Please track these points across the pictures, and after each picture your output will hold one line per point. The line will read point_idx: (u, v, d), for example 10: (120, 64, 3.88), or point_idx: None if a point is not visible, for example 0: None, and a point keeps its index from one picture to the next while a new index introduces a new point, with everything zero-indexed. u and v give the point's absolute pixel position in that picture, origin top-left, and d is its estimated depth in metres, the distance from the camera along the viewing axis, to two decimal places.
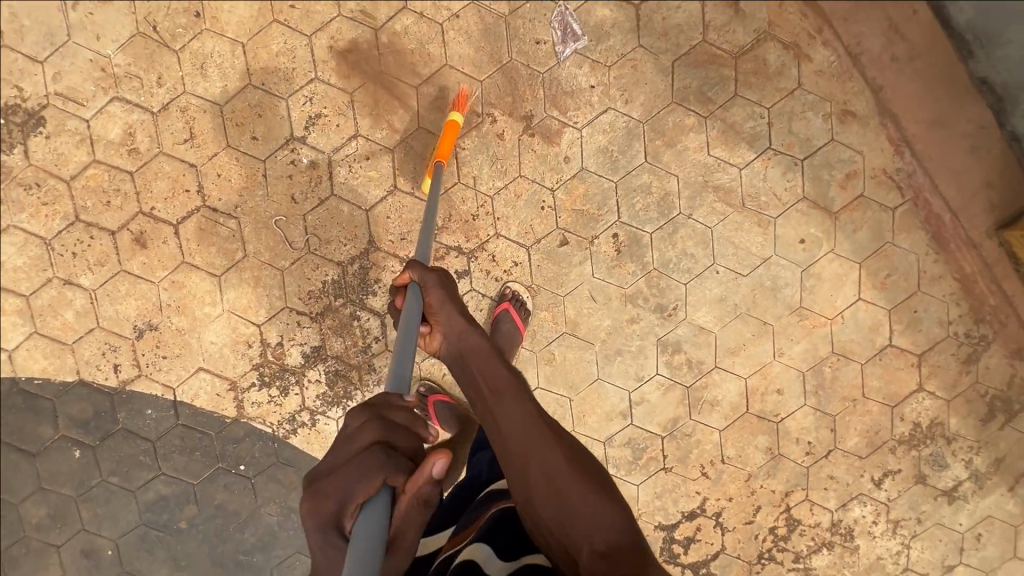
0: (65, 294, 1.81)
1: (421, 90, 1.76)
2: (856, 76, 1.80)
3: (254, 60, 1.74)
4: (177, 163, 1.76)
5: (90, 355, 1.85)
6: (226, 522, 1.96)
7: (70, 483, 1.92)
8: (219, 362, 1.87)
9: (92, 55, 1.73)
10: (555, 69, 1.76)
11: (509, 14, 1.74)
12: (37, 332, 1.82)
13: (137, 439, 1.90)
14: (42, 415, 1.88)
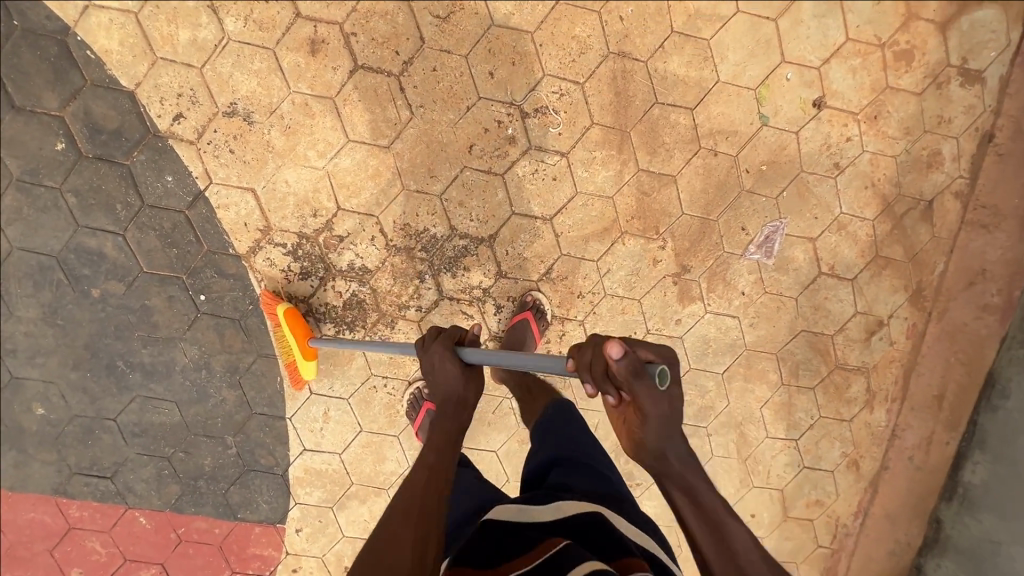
0: (201, 16, 1.53)
1: (639, 173, 1.73)
2: (883, 448, 2.07)
3: (553, 22, 1.61)
4: (412, 25, 1.58)
5: (164, 84, 1.56)
6: (138, 324, 1.71)
7: (20, 161, 1.58)
8: (273, 201, 1.65)
9: None
10: (733, 258, 1.83)
11: (747, 191, 1.78)
12: (136, 17, 1.52)
13: (128, 189, 1.62)
14: (60, 82, 1.54)
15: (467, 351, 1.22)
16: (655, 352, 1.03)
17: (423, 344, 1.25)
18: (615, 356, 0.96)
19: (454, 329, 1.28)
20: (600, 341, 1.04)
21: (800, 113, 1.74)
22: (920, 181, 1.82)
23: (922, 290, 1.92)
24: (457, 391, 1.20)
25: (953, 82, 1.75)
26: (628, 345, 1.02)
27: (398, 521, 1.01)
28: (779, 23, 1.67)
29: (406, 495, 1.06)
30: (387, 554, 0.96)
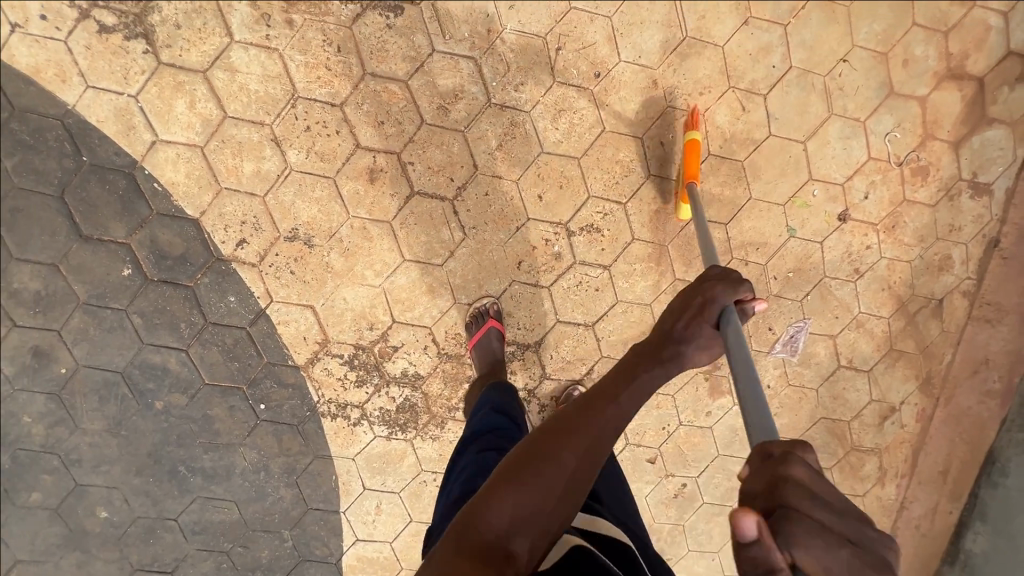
0: (264, 150, 1.59)
1: (675, 282, 1.84)
2: (893, 518, 2.22)
3: (599, 149, 1.70)
4: (466, 153, 1.65)
5: (228, 212, 1.62)
6: (200, 431, 1.78)
7: (87, 286, 1.63)
8: (331, 317, 1.73)
9: (491, 12, 1.57)
10: (760, 354, 1.95)
11: (775, 295, 1.90)
12: (202, 150, 1.57)
13: (192, 309, 1.68)
14: (127, 213, 1.59)
15: (732, 315, 0.95)
16: (841, 566, 0.61)
17: (697, 285, 0.99)
18: (739, 534, 0.62)
19: (732, 276, 0.98)
20: (778, 481, 0.66)
21: (824, 225, 1.86)
22: (931, 283, 1.96)
23: (930, 378, 2.07)
24: (689, 355, 0.95)
25: (964, 194, 1.89)
26: (786, 536, 0.61)
27: (559, 442, 0.84)
28: (807, 145, 1.78)
29: (551, 439, 0.85)
30: (540, 468, 0.82)
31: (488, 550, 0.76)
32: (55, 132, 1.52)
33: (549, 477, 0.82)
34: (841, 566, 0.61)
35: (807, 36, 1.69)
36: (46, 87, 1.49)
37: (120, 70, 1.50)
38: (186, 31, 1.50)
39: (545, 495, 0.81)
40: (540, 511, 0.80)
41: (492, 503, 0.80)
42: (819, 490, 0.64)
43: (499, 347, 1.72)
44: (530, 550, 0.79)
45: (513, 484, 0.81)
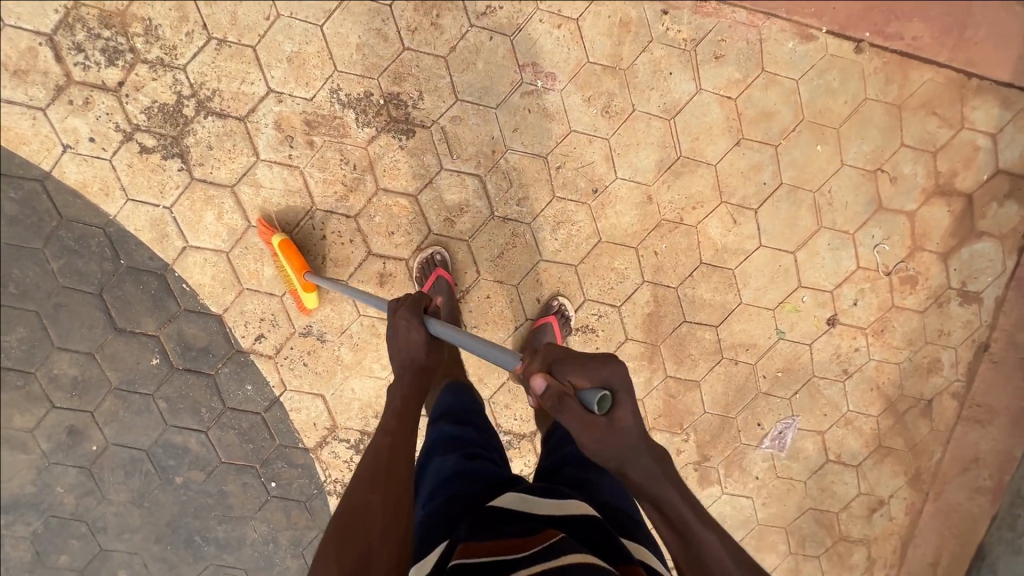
0: (284, 255, 1.72)
1: (666, 378, 1.93)
2: None
3: (596, 257, 1.80)
4: (469, 261, 1.77)
5: (249, 310, 1.76)
6: (215, 504, 1.91)
7: (119, 374, 1.78)
8: (339, 405, 1.85)
9: (496, 135, 1.69)
10: (749, 448, 2.02)
11: (763, 392, 1.97)
12: (227, 255, 1.71)
13: (212, 395, 1.82)
14: (157, 310, 1.74)
15: (430, 323, 1.20)
16: (592, 371, 0.94)
17: (392, 312, 1.21)
18: (536, 391, 0.96)
19: (418, 296, 1.24)
20: (547, 357, 0.99)
21: (813, 328, 1.93)
22: (920, 384, 2.01)
23: (921, 474, 2.10)
24: (418, 359, 1.19)
25: (953, 301, 1.94)
26: (561, 373, 0.95)
27: (365, 489, 1.01)
28: (797, 255, 1.86)
29: (354, 500, 1.01)
30: (353, 530, 0.96)
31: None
32: (97, 240, 1.67)
33: (353, 546, 0.94)
34: (602, 379, 0.93)
35: (797, 156, 1.77)
36: (91, 200, 1.65)
37: (158, 185, 1.65)
38: (217, 151, 1.64)
39: (368, 540, 0.94)
40: (365, 570, 0.91)
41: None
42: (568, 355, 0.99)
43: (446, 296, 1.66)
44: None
45: (333, 550, 0.95)
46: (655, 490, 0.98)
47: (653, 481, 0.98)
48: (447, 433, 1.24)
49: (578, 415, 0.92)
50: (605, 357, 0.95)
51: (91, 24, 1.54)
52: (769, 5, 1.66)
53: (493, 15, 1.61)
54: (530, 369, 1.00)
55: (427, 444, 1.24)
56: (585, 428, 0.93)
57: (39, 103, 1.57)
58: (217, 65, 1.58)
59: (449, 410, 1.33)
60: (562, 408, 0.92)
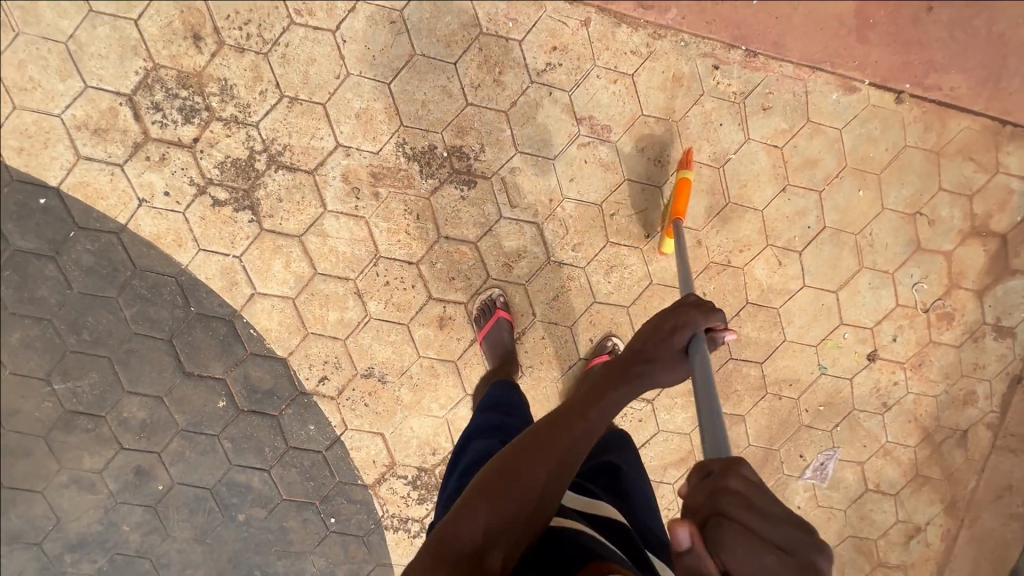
0: (348, 301, 1.78)
1: None
2: None
3: (647, 298, 1.86)
4: (526, 304, 1.83)
5: (313, 353, 1.81)
6: (275, 540, 1.95)
7: (186, 415, 1.83)
8: (398, 443, 1.91)
9: (554, 184, 1.75)
10: (792, 478, 2.08)
11: (806, 425, 2.03)
12: (293, 301, 1.77)
13: (276, 435, 1.87)
14: (225, 354, 1.79)
15: (700, 342, 1.06)
16: (764, 569, 0.70)
17: (671, 311, 1.10)
18: (675, 543, 0.72)
19: (706, 307, 1.08)
20: (717, 500, 0.75)
21: (854, 363, 1.99)
22: (956, 415, 2.08)
23: (956, 502, 2.16)
24: (662, 381, 1.07)
25: (988, 336, 2.01)
26: (720, 542, 0.71)
27: (533, 457, 0.96)
28: (839, 294, 1.92)
29: (526, 451, 0.97)
30: (511, 482, 0.94)
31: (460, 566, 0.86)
32: (169, 288, 1.73)
33: (504, 506, 0.92)
34: (772, 571, 0.70)
35: (840, 200, 1.85)
36: (165, 251, 1.70)
37: (229, 235, 1.71)
38: (286, 203, 1.70)
39: (518, 506, 0.92)
40: (508, 526, 0.91)
41: (461, 523, 0.91)
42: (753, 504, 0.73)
43: (507, 333, 1.76)
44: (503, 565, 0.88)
45: (493, 491, 0.93)
46: None
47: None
48: (493, 424, 1.36)
49: None
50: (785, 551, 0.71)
51: (169, 84, 1.60)
52: (815, 59, 1.74)
53: (553, 71, 1.68)
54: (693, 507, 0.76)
55: (471, 428, 1.38)
56: None
57: (118, 159, 1.63)
58: (289, 122, 1.65)
59: (499, 403, 1.44)
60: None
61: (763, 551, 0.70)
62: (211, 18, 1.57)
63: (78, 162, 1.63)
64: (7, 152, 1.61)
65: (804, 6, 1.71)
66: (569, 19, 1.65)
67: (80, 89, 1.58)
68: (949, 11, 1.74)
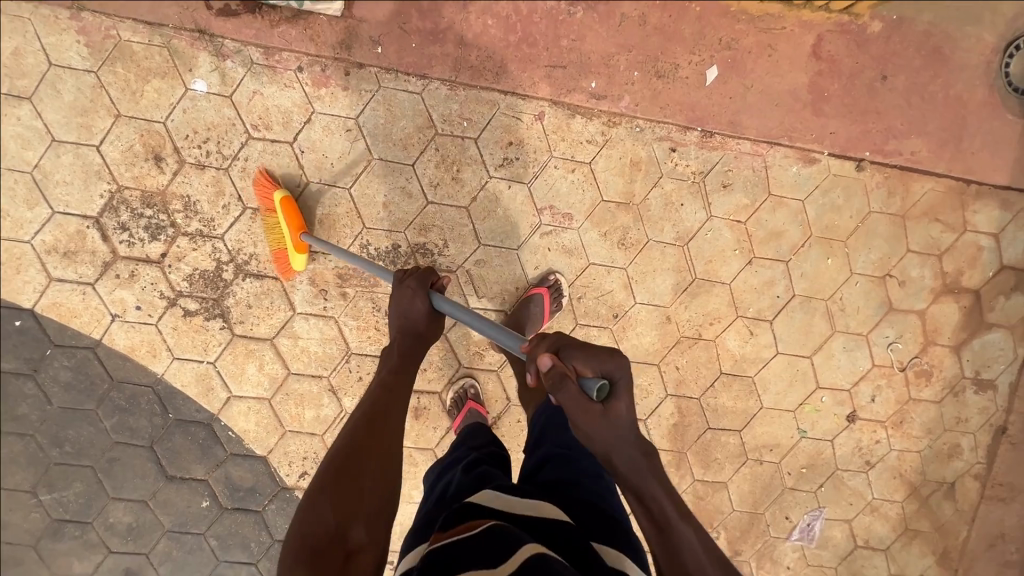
0: (323, 398, 1.80)
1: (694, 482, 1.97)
2: None
3: None
4: (500, 389, 1.84)
5: (292, 450, 1.83)
6: None
7: (171, 516, 1.85)
8: None
9: (520, 273, 1.76)
10: (779, 540, 2.06)
11: (790, 487, 2.02)
12: (269, 401, 1.79)
13: (260, 530, 1.88)
14: (206, 456, 1.82)
15: (443, 302, 1.26)
16: (600, 360, 1.02)
17: (397, 283, 1.29)
18: (543, 366, 1.02)
19: (425, 272, 1.29)
20: (554, 342, 1.06)
21: (834, 425, 1.99)
22: (942, 468, 2.06)
23: (949, 553, 2.12)
24: (419, 328, 1.26)
25: (968, 390, 2.00)
26: (565, 357, 1.04)
27: (369, 443, 1.05)
28: (814, 358, 1.92)
29: (355, 453, 1.03)
30: (358, 470, 1.01)
31: (327, 551, 0.92)
32: (146, 397, 1.76)
33: (347, 499, 0.97)
34: (603, 362, 1.02)
35: (807, 269, 1.84)
36: (140, 362, 1.73)
37: (201, 342, 1.74)
38: (256, 309, 1.73)
39: (363, 488, 1.00)
40: (360, 502, 0.98)
41: (320, 516, 0.95)
42: (587, 346, 1.04)
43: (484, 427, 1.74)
44: (370, 535, 0.95)
45: (337, 485, 0.98)
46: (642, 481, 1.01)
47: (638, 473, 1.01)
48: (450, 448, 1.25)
49: (578, 394, 0.99)
50: (613, 352, 1.02)
51: (134, 205, 1.63)
52: (772, 134, 1.74)
53: (510, 166, 1.69)
54: (545, 362, 1.01)
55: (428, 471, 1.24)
56: (581, 406, 0.99)
57: (88, 279, 1.67)
58: (253, 232, 1.68)
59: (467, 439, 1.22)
60: (564, 389, 0.99)
61: (591, 355, 1.02)
62: (170, 139, 1.60)
63: (50, 284, 1.66)
64: None
65: (758, 84, 1.70)
66: (523, 114, 1.67)
67: (48, 216, 1.62)
68: (904, 78, 1.73)
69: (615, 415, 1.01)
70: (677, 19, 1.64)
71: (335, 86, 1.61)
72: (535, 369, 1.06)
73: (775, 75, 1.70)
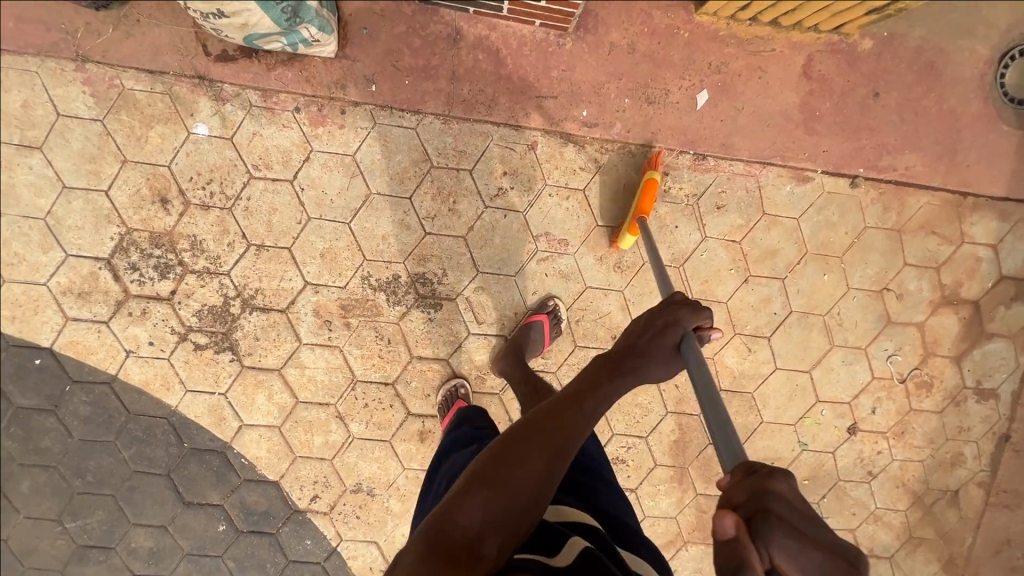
0: (330, 424, 1.86)
1: (697, 496, 2.00)
2: None
3: (620, 395, 1.92)
4: (503, 412, 1.88)
5: (302, 474, 1.89)
6: None
7: (190, 540, 1.91)
8: (390, 550, 1.96)
9: (518, 299, 1.79)
10: None
11: None
12: (279, 429, 1.85)
13: (275, 551, 1.94)
14: (220, 482, 1.88)
15: (690, 342, 1.02)
16: (809, 567, 0.67)
17: (658, 308, 1.08)
18: (720, 532, 0.69)
19: (695, 309, 1.05)
20: (760, 496, 0.70)
21: (835, 437, 2.00)
22: (945, 477, 2.07)
23: (955, 560, 2.13)
24: (649, 369, 1.02)
25: (970, 399, 2.00)
26: (764, 537, 0.67)
27: (538, 447, 0.90)
28: (813, 373, 1.94)
29: (509, 456, 0.89)
30: (511, 472, 0.87)
31: (460, 553, 0.80)
32: (162, 428, 1.83)
33: (494, 507, 0.84)
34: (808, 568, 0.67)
35: (803, 285, 1.86)
36: (154, 395, 1.80)
37: (212, 375, 1.80)
38: (263, 341, 1.78)
39: (515, 499, 0.86)
40: (510, 510, 0.85)
41: (462, 508, 0.85)
42: (797, 533, 0.67)
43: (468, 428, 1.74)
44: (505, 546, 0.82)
45: (487, 487, 0.86)
46: None
47: None
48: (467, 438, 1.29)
49: None
50: (835, 568, 0.66)
51: (143, 245, 1.69)
52: (764, 155, 1.75)
53: (505, 195, 1.72)
54: (731, 528, 0.68)
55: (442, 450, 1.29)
56: None
57: (102, 318, 1.73)
58: (258, 268, 1.73)
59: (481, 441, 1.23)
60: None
61: (798, 543, 0.67)
62: (175, 182, 1.65)
63: (66, 323, 1.73)
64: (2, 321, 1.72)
65: (748, 106, 1.71)
66: (516, 145, 1.69)
67: (61, 259, 1.68)
68: (896, 95, 1.74)
69: None
70: (666, 45, 1.65)
71: (332, 124, 1.65)
72: (713, 532, 0.71)
73: (766, 97, 1.71)
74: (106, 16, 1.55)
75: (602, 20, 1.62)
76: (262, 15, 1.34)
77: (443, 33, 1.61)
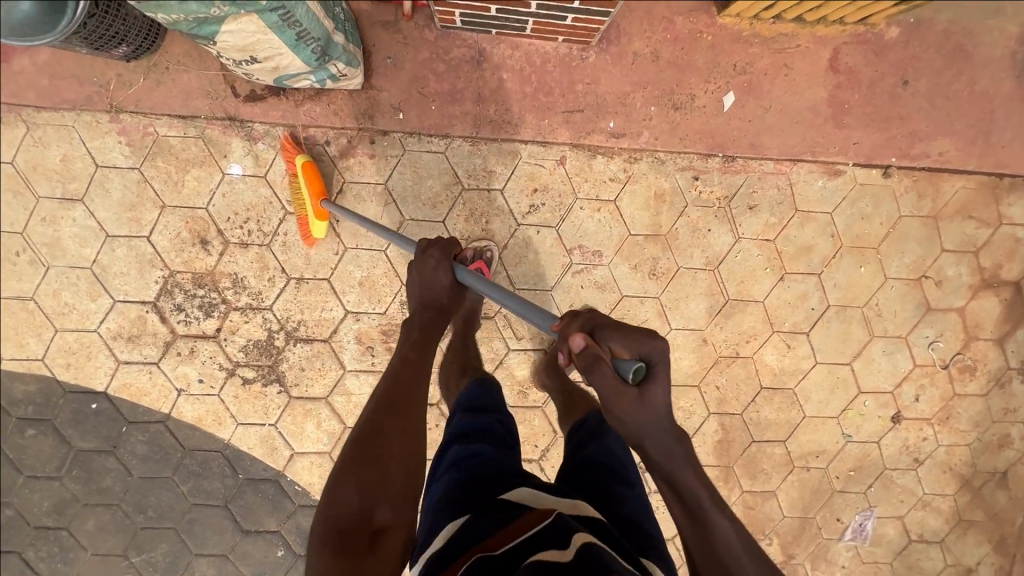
0: None
1: (743, 493, 2.01)
2: None
3: None
4: (547, 424, 1.90)
5: None
6: None
7: (251, 568, 1.96)
8: None
9: (555, 312, 1.80)
10: (831, 541, 2.08)
11: (839, 490, 2.04)
12: (329, 454, 1.89)
13: None
14: (277, 509, 1.93)
15: (466, 273, 1.18)
16: (631, 340, 0.91)
17: (423, 251, 1.24)
18: (576, 349, 0.91)
19: (448, 243, 1.25)
20: (588, 322, 0.96)
21: (879, 427, 2.00)
22: (992, 459, 2.06)
23: (1005, 540, 2.12)
24: (440, 299, 1.22)
25: (1014, 380, 1.99)
26: (601, 338, 0.93)
27: (386, 417, 1.03)
28: (854, 364, 1.93)
29: (370, 438, 1.00)
30: (383, 449, 0.99)
31: (355, 532, 0.92)
32: (217, 461, 1.87)
33: (375, 480, 0.96)
34: (635, 345, 0.91)
35: (840, 279, 1.85)
36: (208, 430, 1.85)
37: (261, 407, 1.84)
38: (309, 371, 1.81)
39: (388, 471, 0.98)
40: (387, 481, 0.97)
41: (343, 497, 0.94)
42: (616, 329, 0.93)
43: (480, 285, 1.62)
44: (396, 514, 0.97)
45: (361, 469, 0.97)
46: (675, 468, 0.93)
47: (671, 459, 0.93)
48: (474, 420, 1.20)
49: (610, 380, 0.89)
50: (648, 333, 0.91)
51: (187, 286, 1.73)
52: (794, 152, 1.74)
53: (537, 211, 1.73)
54: (580, 342, 0.90)
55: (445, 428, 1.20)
56: (612, 390, 0.90)
57: (152, 359, 1.77)
58: (299, 300, 1.76)
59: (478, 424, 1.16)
60: (597, 372, 0.90)
61: (620, 332, 0.92)
62: (213, 223, 1.68)
63: (119, 367, 1.77)
64: (58, 369, 1.77)
65: (776, 104, 1.70)
66: (544, 160, 1.70)
67: (110, 305, 1.73)
68: (926, 81, 1.71)
69: (652, 404, 0.91)
70: (689, 50, 1.65)
71: (362, 155, 1.66)
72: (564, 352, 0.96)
73: (794, 93, 1.70)
74: (138, 67, 1.58)
75: (624, 30, 1.63)
76: (293, 58, 1.34)
77: (466, 56, 1.63)
